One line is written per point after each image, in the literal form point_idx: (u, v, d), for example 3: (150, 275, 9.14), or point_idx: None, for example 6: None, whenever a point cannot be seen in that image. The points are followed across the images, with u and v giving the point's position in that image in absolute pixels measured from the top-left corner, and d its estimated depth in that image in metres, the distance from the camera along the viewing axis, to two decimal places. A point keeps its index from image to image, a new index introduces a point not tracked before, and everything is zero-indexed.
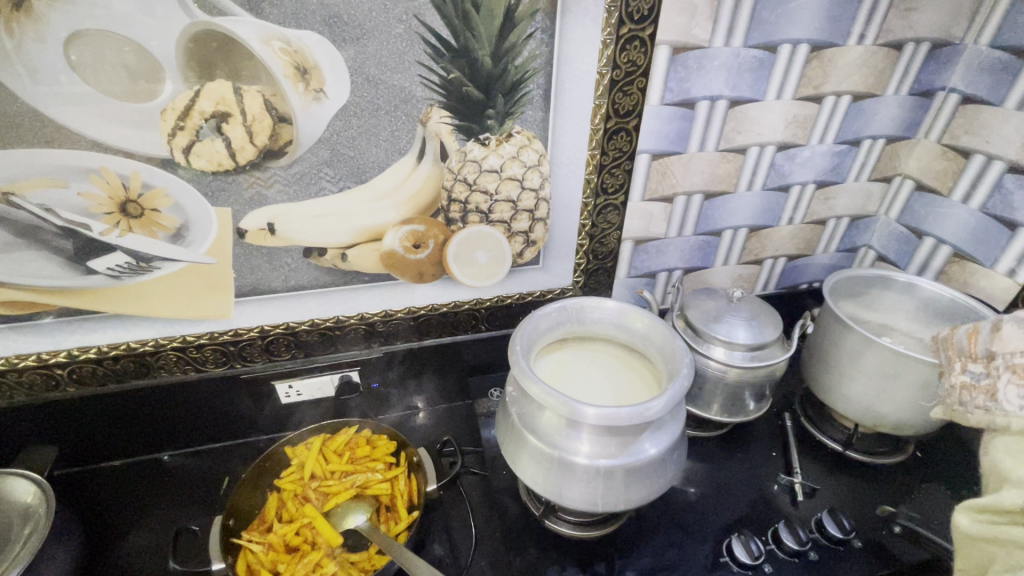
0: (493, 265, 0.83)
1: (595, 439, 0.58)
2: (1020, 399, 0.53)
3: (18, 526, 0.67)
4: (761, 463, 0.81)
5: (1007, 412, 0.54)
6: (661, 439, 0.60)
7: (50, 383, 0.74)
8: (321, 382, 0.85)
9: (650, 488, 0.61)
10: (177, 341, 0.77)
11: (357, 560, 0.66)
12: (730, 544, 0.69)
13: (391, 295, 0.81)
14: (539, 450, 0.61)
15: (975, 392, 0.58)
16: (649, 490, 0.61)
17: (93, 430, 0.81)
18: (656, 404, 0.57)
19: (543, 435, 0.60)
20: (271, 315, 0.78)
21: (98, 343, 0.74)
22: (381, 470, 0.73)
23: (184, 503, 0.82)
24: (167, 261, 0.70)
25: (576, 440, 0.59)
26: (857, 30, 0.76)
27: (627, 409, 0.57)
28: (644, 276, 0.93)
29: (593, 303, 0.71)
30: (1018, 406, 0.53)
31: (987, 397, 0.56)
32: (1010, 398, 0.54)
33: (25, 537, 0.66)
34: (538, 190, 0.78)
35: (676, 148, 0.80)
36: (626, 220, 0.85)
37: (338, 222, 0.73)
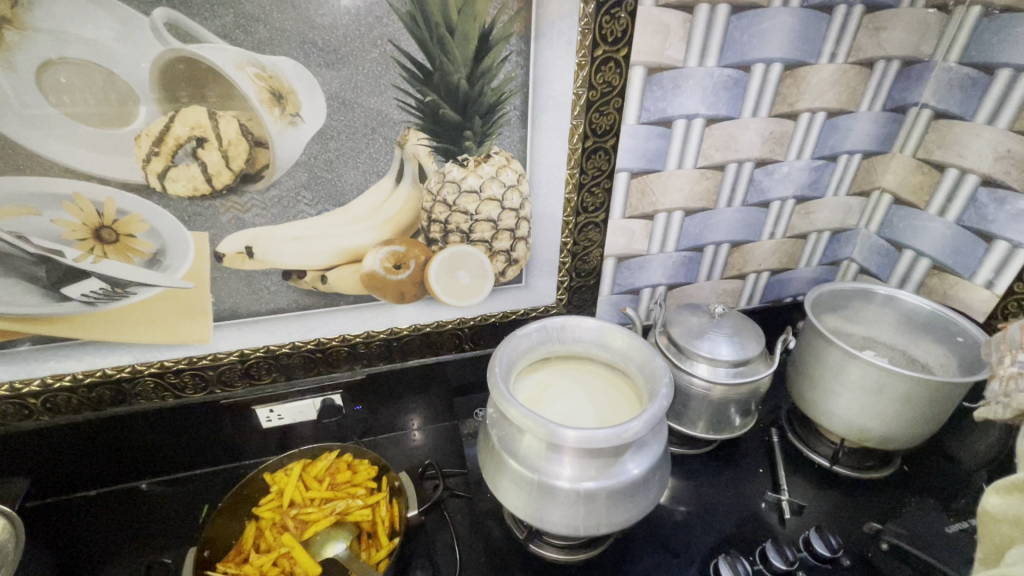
0: (475, 284, 0.82)
1: (576, 461, 0.58)
2: None
3: None
4: (749, 481, 0.81)
5: None
6: (642, 460, 0.60)
7: (24, 413, 0.73)
8: (302, 406, 0.84)
9: (633, 510, 0.60)
10: (155, 366, 0.75)
11: None
12: (717, 565, 0.68)
13: (372, 316, 0.81)
14: (519, 474, 0.60)
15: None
16: (632, 512, 0.60)
17: (68, 460, 0.79)
18: (635, 424, 0.57)
19: (523, 459, 0.60)
20: (249, 339, 0.77)
21: (73, 371, 0.72)
22: (362, 496, 0.72)
23: (160, 533, 0.80)
24: (143, 286, 0.70)
25: (557, 463, 0.58)
26: (828, 49, 0.77)
27: (606, 431, 0.56)
28: (628, 293, 0.93)
29: (573, 321, 0.71)
30: None
31: None
32: None
33: None
34: (519, 210, 0.78)
35: (654, 166, 0.80)
36: (609, 238, 0.85)
37: (317, 244, 0.73)
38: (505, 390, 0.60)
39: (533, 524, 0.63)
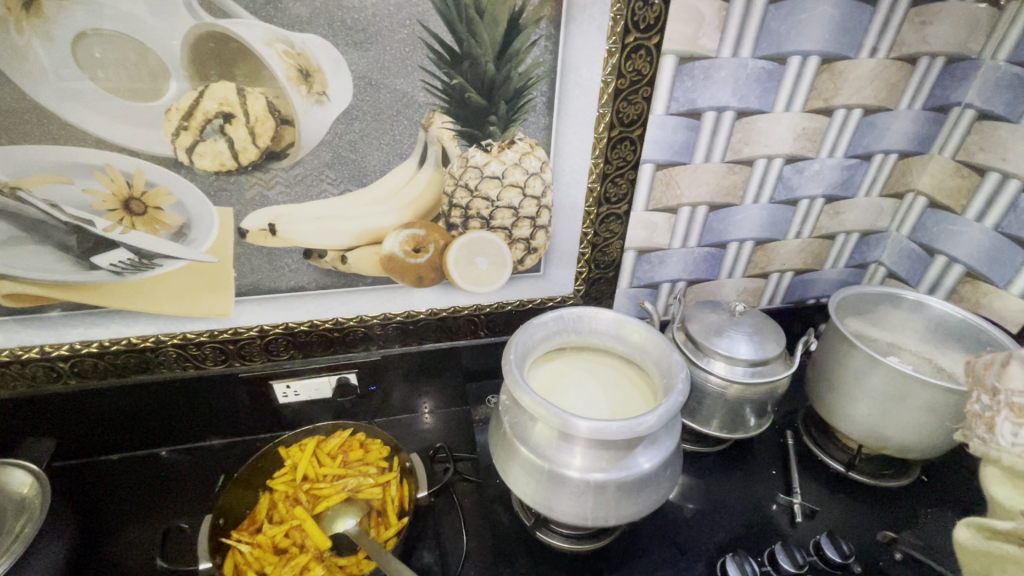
0: (493, 271, 0.82)
1: (586, 451, 0.58)
2: (1013, 435, 0.58)
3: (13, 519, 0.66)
4: (761, 482, 0.80)
5: (1001, 446, 0.59)
6: (653, 454, 0.59)
7: (53, 375, 0.76)
8: (318, 383, 0.85)
9: (642, 504, 0.60)
10: (178, 337, 0.77)
11: (345, 564, 0.63)
12: (724, 564, 0.67)
13: (389, 299, 0.81)
14: (530, 461, 0.60)
15: (977, 422, 0.62)
16: (639, 506, 0.60)
17: (92, 424, 0.82)
18: (649, 418, 0.56)
19: (534, 446, 0.60)
20: (270, 315, 0.78)
21: (100, 338, 0.75)
22: (373, 475, 0.72)
23: (178, 500, 0.82)
24: (169, 259, 0.71)
25: (567, 452, 0.58)
26: (869, 43, 0.74)
27: (620, 424, 0.55)
28: (647, 287, 0.92)
29: (590, 312, 0.70)
30: (1010, 442, 0.58)
31: (985, 428, 0.61)
32: (1004, 433, 0.58)
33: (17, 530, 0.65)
34: (540, 198, 0.77)
35: (681, 159, 0.79)
36: (630, 230, 0.84)
37: (338, 225, 0.73)
38: (519, 378, 0.60)
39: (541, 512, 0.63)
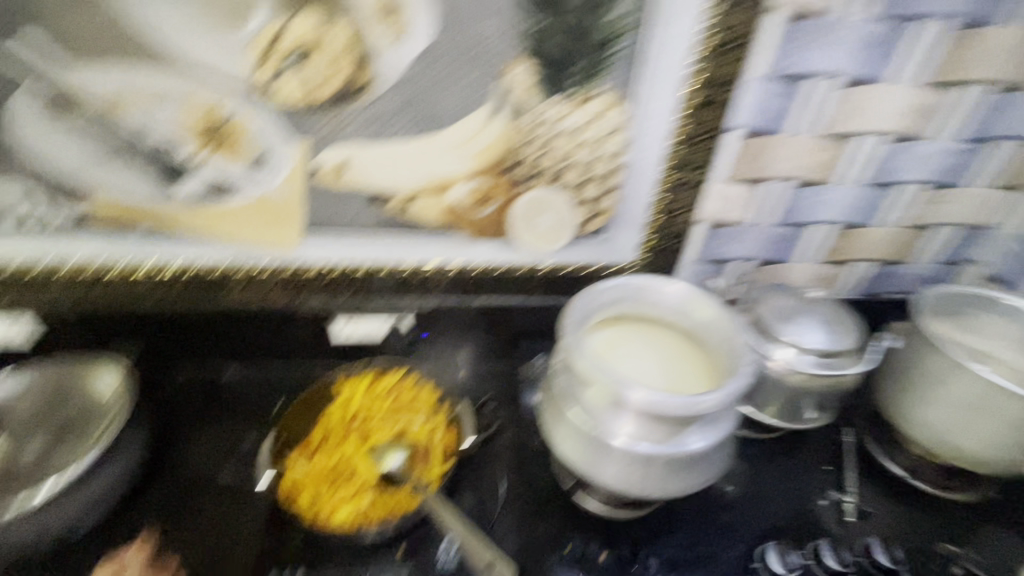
0: (555, 231, 0.80)
1: (638, 421, 0.57)
2: None
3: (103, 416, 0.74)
4: (811, 475, 0.76)
5: None
6: (708, 433, 0.58)
7: (130, 295, 0.80)
8: (374, 325, 0.88)
9: (689, 482, 0.59)
10: (245, 270, 0.80)
11: (392, 496, 0.67)
12: (765, 551, 0.66)
13: (449, 250, 0.81)
14: (580, 426, 0.59)
15: None
16: (687, 485, 0.59)
17: (162, 344, 0.86)
18: (710, 399, 0.54)
19: (585, 411, 0.59)
20: (334, 254, 0.80)
21: (174, 263, 0.78)
22: (421, 418, 0.76)
23: (230, 426, 0.85)
24: (244, 189, 0.73)
25: (618, 421, 0.57)
26: (1006, 10, 0.66)
27: (678, 400, 0.54)
28: (713, 263, 0.88)
29: (654, 283, 0.67)
30: None
31: None
32: None
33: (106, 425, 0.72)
34: (613, 158, 0.75)
35: (773, 128, 0.73)
36: (704, 201, 0.80)
37: (408, 170, 0.73)
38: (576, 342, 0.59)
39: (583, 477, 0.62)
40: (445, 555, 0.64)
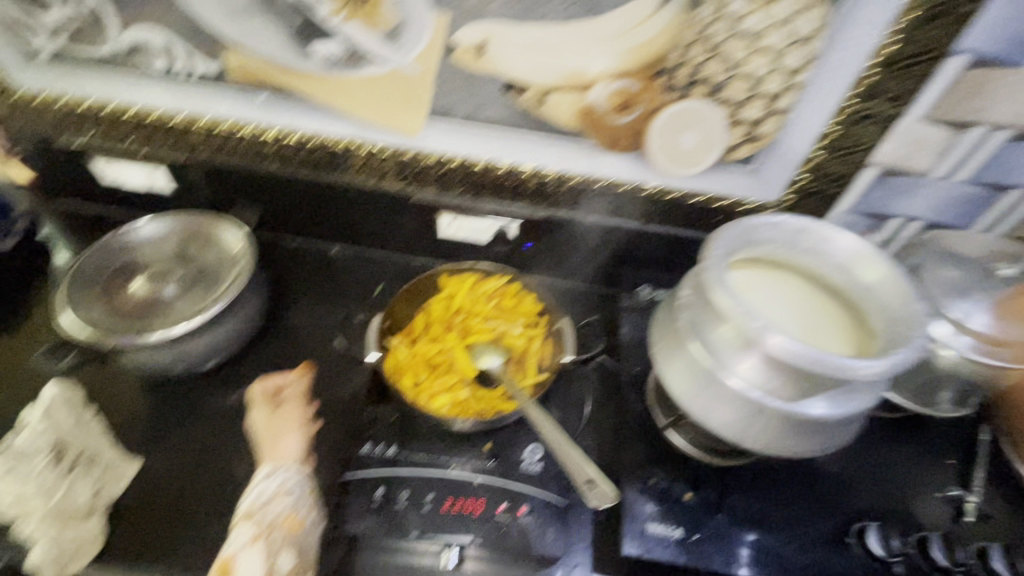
0: (697, 152, 0.72)
1: (773, 373, 0.52)
2: None
3: (228, 269, 0.75)
4: (930, 465, 0.69)
5: None
6: (846, 403, 0.52)
7: (260, 156, 0.82)
8: (481, 226, 0.86)
9: (807, 445, 0.55)
10: (366, 148, 0.79)
11: (485, 395, 0.68)
12: (864, 529, 0.62)
13: (574, 157, 0.75)
14: (700, 363, 0.56)
15: None
16: (806, 448, 0.55)
17: (282, 210, 0.90)
18: (865, 366, 0.48)
19: (711, 351, 0.55)
20: (454, 145, 0.77)
21: (302, 130, 0.78)
22: (520, 327, 0.73)
23: (336, 298, 0.90)
24: (376, 61, 0.68)
25: (750, 368, 0.53)
26: None
27: (828, 360, 0.48)
28: (871, 218, 0.76)
29: (819, 228, 0.57)
30: None
31: None
32: None
33: (230, 281, 0.74)
34: (790, 75, 0.63)
35: (1013, 59, 0.58)
36: (887, 143, 0.67)
37: (550, 59, 0.66)
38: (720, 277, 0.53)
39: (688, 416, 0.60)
40: (530, 458, 0.66)
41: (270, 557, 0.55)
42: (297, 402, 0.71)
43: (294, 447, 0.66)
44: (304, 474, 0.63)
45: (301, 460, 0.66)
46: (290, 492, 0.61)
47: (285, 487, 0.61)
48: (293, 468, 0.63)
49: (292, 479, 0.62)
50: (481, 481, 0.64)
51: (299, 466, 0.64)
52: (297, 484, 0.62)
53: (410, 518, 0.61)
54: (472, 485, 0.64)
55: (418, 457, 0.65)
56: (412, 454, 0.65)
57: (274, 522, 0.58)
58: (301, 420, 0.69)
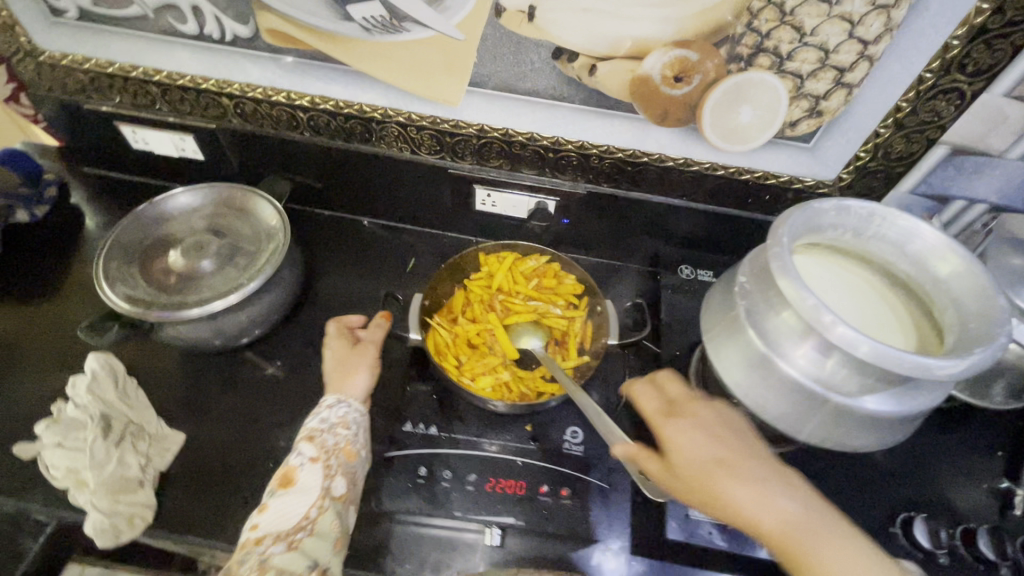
0: (753, 127, 0.68)
1: (839, 371, 0.50)
2: None
3: (265, 242, 0.74)
4: (977, 455, 0.68)
5: None
6: (913, 404, 0.50)
7: (292, 123, 0.80)
8: (518, 201, 0.83)
9: (871, 440, 0.53)
10: (403, 117, 0.76)
11: (527, 377, 0.67)
12: (910, 521, 0.61)
13: (622, 129, 0.72)
14: (760, 355, 0.54)
15: None
16: (869, 443, 0.53)
17: (314, 179, 0.88)
18: (953, 367, 0.45)
19: (773, 343, 0.53)
20: (496, 116, 0.74)
21: (336, 98, 0.75)
22: (560, 307, 0.72)
23: (371, 270, 0.90)
24: (417, 25, 0.64)
25: (815, 362, 0.51)
26: None
27: (911, 360, 0.45)
28: (933, 199, 0.72)
29: (890, 214, 0.54)
30: None
31: None
32: None
33: (266, 255, 0.72)
34: (867, 45, 0.58)
35: None
36: (963, 119, 0.63)
37: (604, 25, 0.61)
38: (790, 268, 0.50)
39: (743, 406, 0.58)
40: (571, 441, 0.66)
41: (327, 478, 0.56)
42: (371, 346, 0.68)
43: (360, 386, 0.65)
44: (366, 414, 0.63)
45: (364, 400, 0.65)
46: (350, 424, 0.61)
47: (347, 418, 0.61)
48: (356, 404, 0.63)
49: (354, 414, 0.62)
50: (525, 462, 0.64)
51: (361, 404, 0.64)
52: (357, 419, 0.62)
53: (454, 497, 0.62)
54: (515, 465, 0.64)
55: (462, 438, 0.66)
56: (456, 433, 0.66)
57: (334, 448, 0.58)
58: (372, 362, 0.67)
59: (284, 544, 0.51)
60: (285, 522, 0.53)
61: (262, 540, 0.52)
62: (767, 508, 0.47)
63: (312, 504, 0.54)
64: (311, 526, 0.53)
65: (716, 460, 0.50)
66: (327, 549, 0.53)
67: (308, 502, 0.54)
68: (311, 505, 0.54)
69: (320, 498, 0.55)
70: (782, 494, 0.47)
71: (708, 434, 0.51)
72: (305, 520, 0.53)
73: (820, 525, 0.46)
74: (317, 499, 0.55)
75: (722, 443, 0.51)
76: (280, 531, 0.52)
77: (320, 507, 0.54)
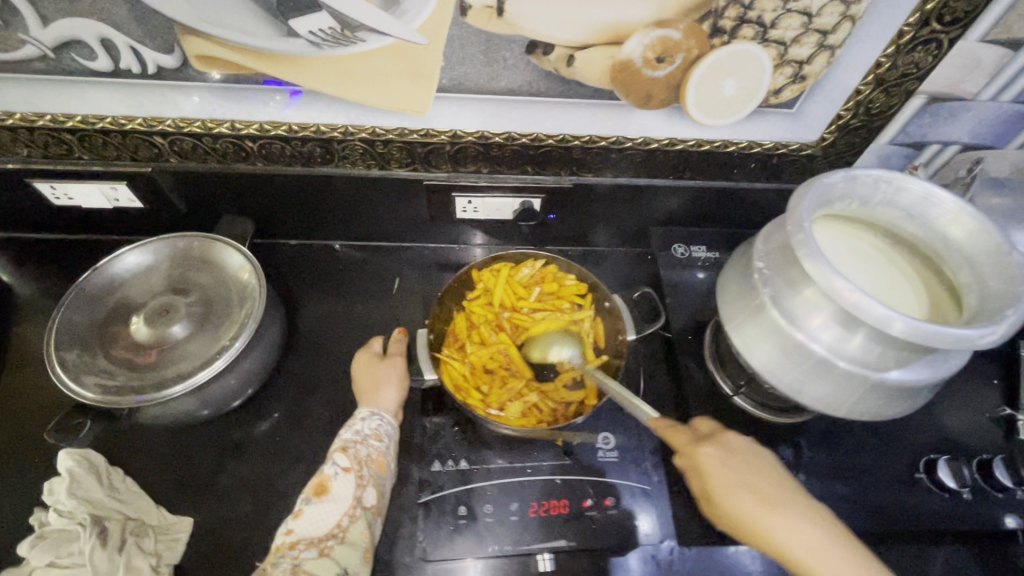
0: (738, 100, 0.66)
1: (875, 348, 0.50)
2: None
3: (238, 306, 0.66)
4: (976, 387, 0.72)
5: None
6: (948, 367, 0.51)
7: (241, 154, 0.72)
8: (502, 205, 0.79)
9: (907, 405, 0.54)
10: (367, 133, 0.69)
11: (554, 395, 0.65)
12: (933, 464, 0.64)
13: (605, 118, 0.68)
14: (793, 341, 0.53)
15: None
16: (904, 409, 0.55)
17: (275, 210, 0.80)
18: (987, 333, 0.46)
19: (805, 328, 0.52)
20: (469, 120, 0.68)
21: (290, 121, 0.68)
22: (567, 311, 0.70)
23: (354, 297, 0.84)
24: (373, 34, 0.57)
25: (849, 342, 0.51)
26: None
27: (947, 331, 0.46)
28: (909, 146, 0.73)
29: (897, 179, 0.54)
30: None
31: None
32: None
33: (244, 318, 0.65)
34: (848, 5, 0.57)
35: None
36: (940, 67, 0.63)
37: (580, 13, 0.57)
38: (817, 252, 0.49)
39: (777, 390, 0.58)
40: (605, 448, 0.66)
41: (360, 489, 0.57)
42: (400, 359, 0.68)
43: (393, 398, 0.65)
44: (398, 426, 0.64)
45: (397, 411, 0.65)
46: (383, 437, 0.62)
47: (380, 430, 0.62)
48: (389, 417, 0.64)
49: (387, 426, 0.63)
50: (564, 481, 0.63)
51: (394, 417, 0.64)
52: (390, 431, 0.63)
53: (501, 531, 0.60)
54: (555, 485, 0.63)
55: (495, 467, 0.63)
56: (489, 464, 0.64)
57: (367, 459, 0.59)
58: (402, 376, 0.67)
59: (316, 550, 0.52)
60: (318, 529, 0.53)
61: (295, 546, 0.52)
62: (780, 529, 0.51)
63: (344, 512, 0.55)
64: (343, 534, 0.54)
65: (742, 480, 0.54)
66: (356, 558, 0.54)
67: (341, 510, 0.55)
68: (344, 514, 0.55)
69: (352, 507, 0.56)
70: (778, 522, 0.52)
71: (733, 458, 0.56)
72: (338, 528, 0.54)
73: (827, 549, 0.50)
74: (350, 508, 0.56)
75: (744, 468, 0.55)
76: (314, 538, 0.53)
77: (352, 516, 0.55)
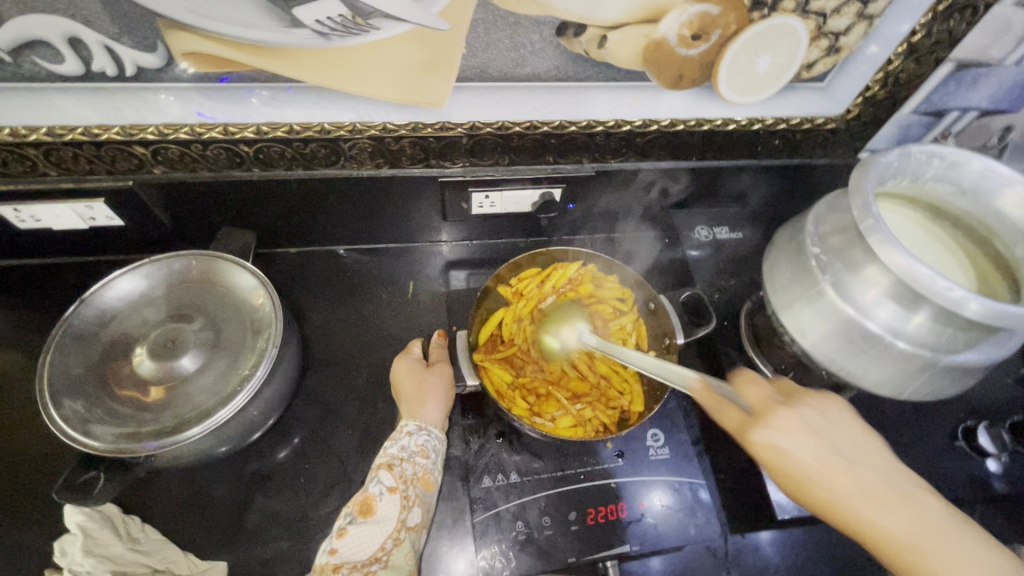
0: (771, 76, 0.63)
1: (944, 331, 0.50)
2: None
3: (252, 339, 0.61)
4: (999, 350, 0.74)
5: None
6: (1007, 345, 0.51)
7: (235, 160, 0.64)
8: (521, 198, 0.75)
9: (965, 384, 0.54)
10: (377, 129, 0.63)
11: (602, 399, 0.64)
12: (973, 429, 0.66)
13: (632, 101, 0.64)
14: (857, 328, 0.52)
15: None
16: (961, 388, 0.54)
17: (276, 217, 0.74)
18: None
19: (872, 314, 0.51)
20: (490, 110, 0.63)
21: (291, 121, 0.60)
22: (607, 314, 0.70)
23: (367, 302, 0.79)
24: (389, 20, 0.51)
25: (918, 327, 0.50)
26: None
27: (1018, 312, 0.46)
28: (930, 115, 0.71)
29: (948, 154, 0.54)
30: None
31: None
32: None
33: (262, 348, 0.59)
34: None
35: None
36: (972, 35, 0.61)
37: None
38: (889, 237, 0.47)
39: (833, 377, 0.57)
40: (656, 445, 0.65)
41: (405, 509, 0.53)
42: (445, 367, 0.65)
43: (439, 411, 0.61)
44: (444, 439, 0.60)
45: (443, 425, 0.61)
46: (430, 453, 0.58)
47: (427, 447, 0.58)
48: (437, 432, 0.59)
49: (435, 442, 0.59)
50: (619, 483, 0.62)
51: (441, 431, 0.60)
52: (437, 446, 0.59)
53: (564, 545, 0.58)
54: (611, 488, 0.61)
55: (548, 477, 0.61)
56: (541, 474, 0.61)
57: (412, 477, 0.55)
58: (448, 387, 0.63)
59: None
60: (361, 553, 0.49)
61: (339, 569, 0.48)
62: (911, 534, 0.44)
63: (388, 536, 0.51)
64: (387, 558, 0.50)
65: (838, 462, 0.47)
66: None
67: (384, 532, 0.51)
68: (388, 536, 0.51)
69: (396, 530, 0.51)
70: (887, 513, 0.45)
71: (815, 437, 0.47)
72: (381, 552, 0.50)
73: (945, 533, 0.44)
74: (394, 530, 0.51)
75: (854, 445, 0.49)
76: (356, 562, 0.49)
77: (396, 539, 0.51)
